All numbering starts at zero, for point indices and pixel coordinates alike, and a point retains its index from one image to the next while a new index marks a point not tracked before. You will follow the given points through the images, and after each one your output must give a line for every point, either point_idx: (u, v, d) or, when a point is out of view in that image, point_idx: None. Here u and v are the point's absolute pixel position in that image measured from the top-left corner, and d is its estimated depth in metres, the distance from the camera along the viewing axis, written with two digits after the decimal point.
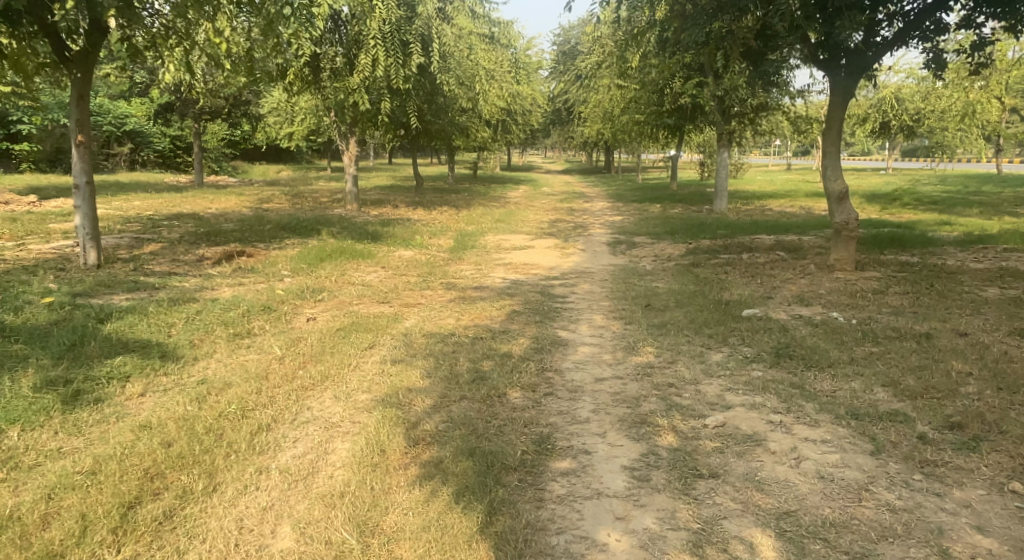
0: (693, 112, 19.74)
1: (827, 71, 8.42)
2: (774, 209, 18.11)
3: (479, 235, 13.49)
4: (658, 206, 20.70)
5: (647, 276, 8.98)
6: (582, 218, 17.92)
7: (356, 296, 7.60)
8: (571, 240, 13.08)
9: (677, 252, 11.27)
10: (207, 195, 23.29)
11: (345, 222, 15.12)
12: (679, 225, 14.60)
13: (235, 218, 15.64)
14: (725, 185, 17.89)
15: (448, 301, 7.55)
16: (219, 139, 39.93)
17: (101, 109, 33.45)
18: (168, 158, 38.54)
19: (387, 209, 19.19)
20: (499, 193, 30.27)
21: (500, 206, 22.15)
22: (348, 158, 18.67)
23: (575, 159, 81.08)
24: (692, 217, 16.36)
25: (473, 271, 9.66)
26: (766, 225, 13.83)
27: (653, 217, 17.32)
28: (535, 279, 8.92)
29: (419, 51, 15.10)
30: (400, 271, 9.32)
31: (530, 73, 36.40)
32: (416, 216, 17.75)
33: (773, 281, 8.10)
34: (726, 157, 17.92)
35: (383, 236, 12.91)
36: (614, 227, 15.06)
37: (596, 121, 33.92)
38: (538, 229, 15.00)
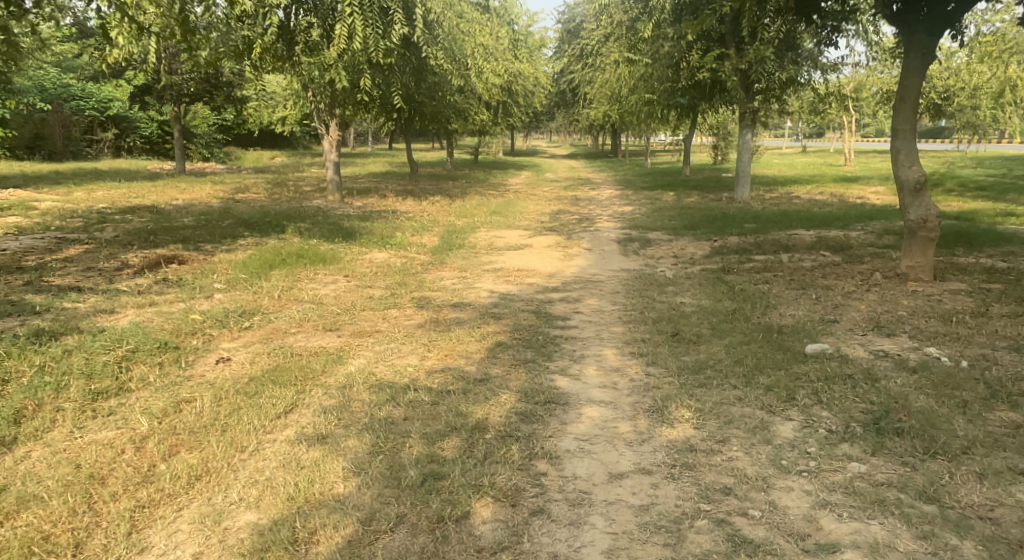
0: (710, 89, 17.94)
1: (901, 26, 6.63)
2: (801, 197, 16.42)
3: (473, 231, 11.88)
4: (671, 194, 19.00)
5: (669, 288, 7.28)
6: (588, 208, 16.24)
7: (298, 320, 5.90)
8: (576, 235, 11.43)
9: (700, 253, 9.61)
10: (183, 183, 21.64)
11: (320, 215, 13.50)
12: (698, 218, 12.95)
13: (198, 211, 14.01)
14: (748, 170, 16.19)
15: (417, 327, 5.89)
16: (208, 124, 38.23)
17: (83, 93, 31.79)
18: (155, 143, 36.91)
19: (375, 200, 17.57)
20: (500, 180, 28.57)
21: (500, 195, 20.52)
22: (330, 143, 16.98)
23: (581, 142, 78.93)
24: (711, 208, 14.67)
25: (455, 279, 8.00)
26: (799, 218, 12.16)
27: (667, 207, 15.67)
28: (531, 291, 7.29)
29: (402, 20, 13.38)
30: (367, 280, 7.67)
31: (532, 51, 34.54)
32: (405, 208, 16.09)
33: (831, 296, 6.39)
34: (748, 140, 16.19)
35: (361, 233, 11.28)
36: (624, 220, 13.42)
37: (603, 102, 32.05)
38: (538, 222, 13.31)
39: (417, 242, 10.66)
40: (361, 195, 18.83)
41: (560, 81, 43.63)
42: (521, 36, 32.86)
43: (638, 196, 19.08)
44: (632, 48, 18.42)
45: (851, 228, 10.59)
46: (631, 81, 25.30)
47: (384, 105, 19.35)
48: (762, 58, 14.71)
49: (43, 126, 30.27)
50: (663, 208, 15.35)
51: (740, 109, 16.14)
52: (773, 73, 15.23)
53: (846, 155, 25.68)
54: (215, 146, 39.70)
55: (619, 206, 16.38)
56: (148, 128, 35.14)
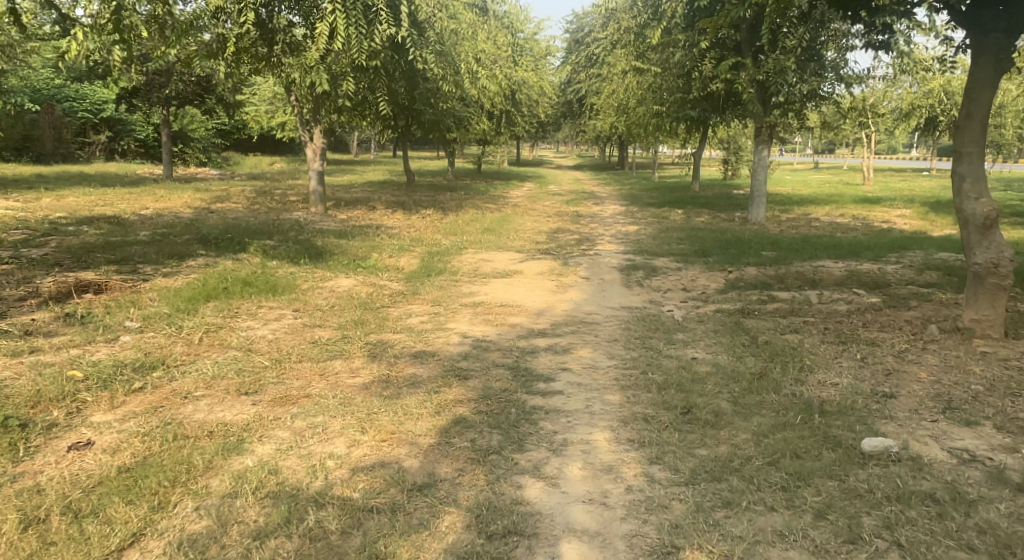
0: (723, 101, 16.71)
1: (972, 30, 5.46)
2: (821, 220, 15.24)
3: (460, 252, 10.72)
4: (679, 212, 17.81)
5: (679, 337, 6.06)
6: (589, 226, 15.08)
7: (210, 376, 4.67)
8: (574, 260, 10.24)
9: (713, 289, 8.41)
10: (164, 190, 20.48)
11: (296, 230, 12.37)
12: (709, 242, 11.78)
13: (164, 222, 12.86)
14: (764, 190, 14.99)
15: (360, 389, 4.67)
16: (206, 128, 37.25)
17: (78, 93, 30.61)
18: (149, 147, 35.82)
19: (362, 213, 16.45)
20: (500, 192, 27.45)
21: (498, 209, 19.39)
22: (314, 151, 15.75)
23: (588, 153, 77.99)
24: (723, 230, 13.49)
25: (426, 316, 6.80)
26: (821, 246, 10.97)
27: (675, 227, 14.51)
28: (513, 335, 6.10)
29: (389, 21, 12.33)
30: (319, 316, 6.47)
31: (537, 60, 33.53)
32: (393, 222, 14.96)
33: (880, 357, 5.17)
34: (764, 157, 15.00)
35: (334, 253, 10.12)
36: (627, 243, 12.22)
37: (610, 113, 30.89)
38: (533, 243, 12.14)
39: (395, 266, 9.50)
40: (349, 207, 17.72)
41: (566, 91, 42.51)
42: (525, 44, 31.74)
43: (644, 213, 17.92)
44: (641, 56, 17.24)
45: (883, 261, 9.40)
46: (639, 92, 24.11)
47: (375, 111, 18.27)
48: (782, 69, 13.56)
49: (32, 127, 29.19)
50: (670, 229, 14.19)
51: (756, 123, 14.96)
52: (793, 85, 14.04)
53: (864, 173, 24.50)
54: (212, 151, 38.67)
55: (624, 225, 15.21)
56: (144, 131, 34.11)
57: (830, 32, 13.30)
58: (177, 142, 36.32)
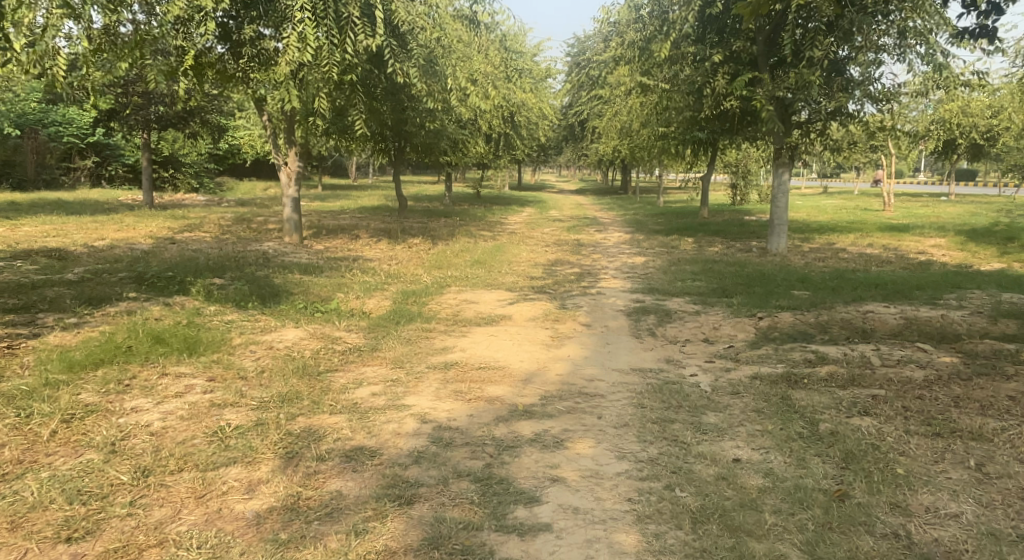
0: (737, 120, 15.27)
1: None
2: (848, 251, 13.83)
3: (441, 291, 9.27)
4: (689, 241, 16.41)
5: (711, 420, 4.56)
6: (592, 257, 13.67)
7: (24, 504, 3.28)
8: (574, 301, 8.78)
9: (741, 341, 6.92)
10: (136, 217, 19.09)
11: (261, 264, 10.99)
12: (729, 278, 10.34)
13: (115, 255, 11.50)
14: (785, 218, 13.60)
15: (249, 525, 3.21)
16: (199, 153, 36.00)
17: (64, 118, 29.48)
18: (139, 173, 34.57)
19: (344, 242, 15.09)
20: (498, 217, 26.07)
21: (494, 237, 18.00)
22: (288, 176, 14.05)
23: (591, 177, 76.97)
24: (742, 263, 12.09)
25: (382, 384, 5.30)
26: (859, 284, 9.52)
27: (686, 258, 13.10)
28: (490, 415, 4.62)
29: (367, 31, 11.04)
30: (237, 388, 4.97)
31: (538, 82, 32.37)
32: (375, 253, 13.59)
33: (1003, 466, 3.74)
34: (785, 182, 13.62)
35: (294, 294, 8.67)
36: (635, 278, 10.76)
37: (613, 136, 29.62)
38: (529, 279, 10.70)
39: (361, 309, 8.03)
40: (331, 235, 16.32)
41: (568, 114, 41.31)
42: (524, 65, 30.46)
43: (652, 242, 16.50)
44: (647, 73, 15.82)
45: (941, 304, 7.95)
46: (645, 113, 22.77)
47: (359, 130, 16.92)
48: (805, 84, 12.23)
49: (14, 152, 27.96)
50: (681, 260, 12.79)
51: (775, 144, 13.59)
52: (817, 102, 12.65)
53: (884, 199, 23.11)
54: (203, 175, 37.45)
55: (631, 256, 13.80)
56: (133, 156, 32.77)
57: (858, 43, 11.93)
58: (168, 167, 35.12)
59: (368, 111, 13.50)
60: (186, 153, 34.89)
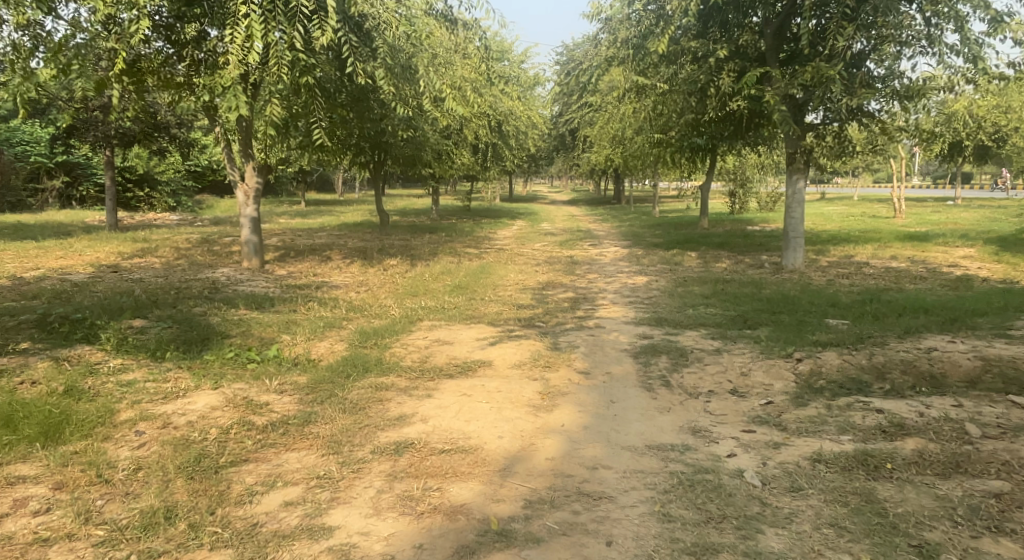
0: (745, 121, 13.85)
1: None
2: (871, 265, 12.48)
3: (410, 327, 7.79)
4: (693, 256, 14.97)
5: (771, 549, 3.19)
6: (588, 277, 12.21)
7: None
8: (567, 337, 7.33)
9: (781, 394, 5.49)
10: (90, 240, 17.48)
11: (206, 296, 9.52)
12: (747, 303, 8.94)
13: (42, 288, 10.03)
14: (801, 230, 12.19)
15: None
16: (176, 169, 34.36)
17: (30, 136, 27.81)
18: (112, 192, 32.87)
19: (312, 264, 13.64)
20: (486, 233, 24.59)
21: (480, 254, 16.56)
22: (245, 194, 12.55)
23: (583, 188, 75.72)
24: (759, 283, 10.68)
25: (305, 486, 3.81)
26: (903, 308, 8.13)
27: (692, 277, 11.71)
28: (449, 546, 3.25)
29: (326, 26, 9.64)
30: (86, 505, 3.52)
31: (525, 90, 30.99)
32: (344, 278, 12.13)
33: None
34: (801, 190, 12.16)
35: (230, 338, 7.16)
36: (638, 305, 9.31)
37: (606, 144, 28.25)
38: (516, 308, 9.24)
39: (306, 356, 6.55)
40: (299, 257, 14.86)
41: (559, 123, 39.91)
42: (511, 72, 29.09)
43: (651, 257, 15.11)
44: (641, 73, 14.40)
45: (1016, 336, 6.53)
46: (640, 118, 21.39)
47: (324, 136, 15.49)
48: (824, 78, 10.87)
49: None
50: (687, 280, 11.38)
51: (787, 148, 12.23)
52: (837, 99, 11.27)
53: (894, 205, 21.80)
54: (181, 193, 35.84)
55: (630, 275, 12.38)
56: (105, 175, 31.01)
57: (880, 35, 10.59)
58: (143, 185, 33.45)
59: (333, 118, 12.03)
60: (163, 170, 33.23)
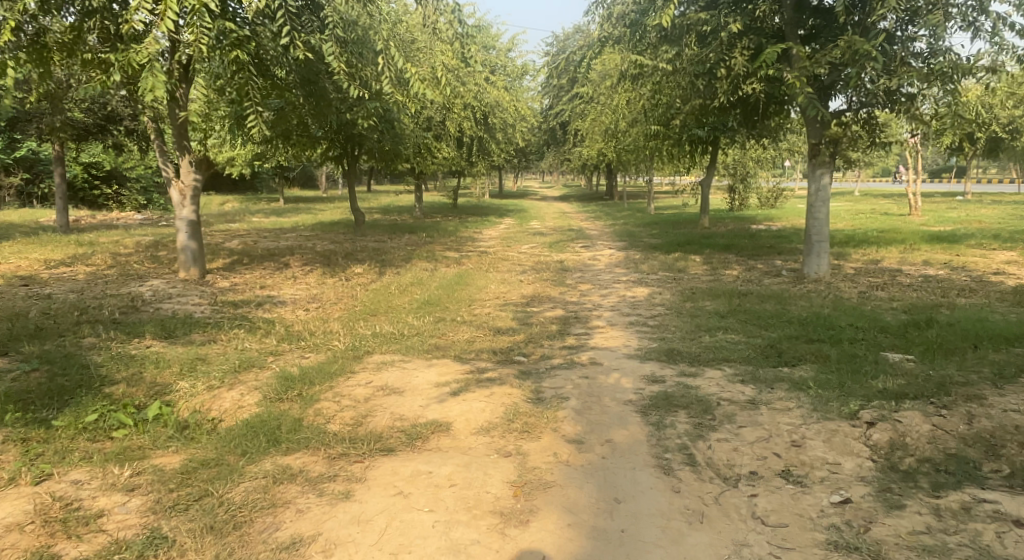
0: (757, 105, 12.20)
1: None
2: (904, 273, 10.87)
3: (353, 364, 6.11)
4: (697, 261, 13.35)
5: None
6: (581, 289, 10.56)
7: None
8: (554, 381, 5.68)
9: (857, 484, 3.90)
10: (25, 244, 15.62)
11: (117, 320, 7.82)
12: (775, 327, 7.30)
13: None
14: (825, 234, 10.57)
15: None
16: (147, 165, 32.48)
17: None
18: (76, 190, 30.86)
19: (265, 273, 11.95)
20: (471, 232, 22.92)
21: (460, 259, 14.86)
22: (180, 193, 10.76)
23: (573, 184, 74.09)
24: (781, 298, 9.08)
25: None
26: (974, 337, 6.52)
27: (701, 290, 10.08)
28: None
29: None
30: None
31: (513, 80, 29.27)
32: (298, 291, 10.44)
33: None
34: (826, 186, 10.50)
35: (110, 387, 5.43)
36: (641, 330, 7.67)
37: (598, 138, 26.60)
38: (494, 333, 7.58)
39: (199, 419, 4.87)
40: (253, 264, 13.13)
41: (549, 116, 38.22)
42: (497, 61, 27.36)
43: (650, 262, 13.47)
44: (638, 52, 12.69)
45: None
46: (636, 108, 19.77)
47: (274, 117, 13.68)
48: (858, 54, 9.25)
49: None
50: (695, 294, 9.75)
51: (809, 137, 10.53)
52: (871, 81, 9.66)
53: (909, 201, 20.26)
54: (152, 189, 33.96)
55: (629, 286, 10.74)
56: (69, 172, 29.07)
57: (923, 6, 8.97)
58: (110, 183, 31.46)
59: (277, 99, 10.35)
60: (132, 165, 31.31)
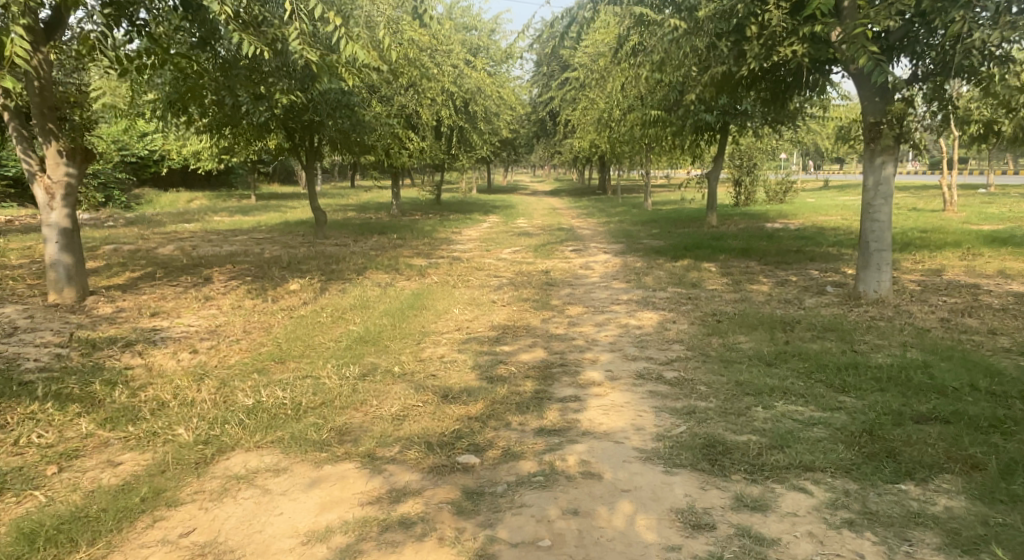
0: (791, 75, 9.71)
1: None
2: (985, 290, 8.48)
3: (184, 484, 3.66)
4: (714, 271, 10.95)
5: None
6: (572, 315, 8.13)
7: None
8: (518, 527, 3.28)
9: None
10: None
11: None
12: (859, 393, 4.89)
13: None
14: (886, 240, 8.11)
15: None
16: (106, 160, 29.92)
17: None
18: None
19: (172, 293, 9.46)
20: (449, 232, 20.49)
21: (427, 268, 12.40)
22: (46, 191, 8.26)
23: (565, 177, 71.91)
24: (844, 332, 6.68)
25: None
26: None
27: (729, 317, 7.67)
28: None
29: None
30: None
31: (498, 65, 26.82)
32: (199, 320, 7.97)
33: None
34: (888, 179, 8.04)
35: None
36: (656, 391, 5.26)
37: (590, 128, 24.19)
38: (439, 400, 5.11)
39: None
40: (165, 278, 10.63)
41: (538, 105, 35.80)
42: (481, 44, 24.90)
43: (655, 273, 11.04)
44: (640, 13, 10.28)
45: None
46: (634, 90, 17.35)
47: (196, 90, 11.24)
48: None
49: None
50: (722, 325, 7.33)
51: (867, 115, 8.10)
52: (960, 41, 7.22)
53: (944, 194, 17.92)
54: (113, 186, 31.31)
55: (632, 310, 8.33)
56: (18, 168, 25.46)
57: None
58: None
59: (160, 61, 7.83)
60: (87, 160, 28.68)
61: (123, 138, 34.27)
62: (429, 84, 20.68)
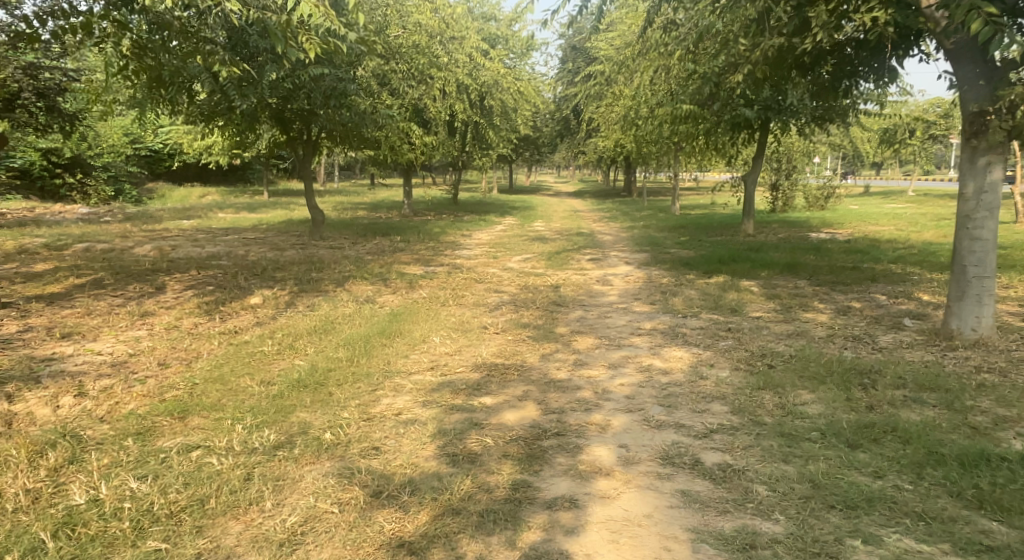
0: (860, 51, 7.90)
1: None
2: None
3: None
4: (755, 292, 9.20)
5: None
6: (578, 350, 6.46)
7: None
8: None
9: None
10: None
11: None
12: (1014, 526, 3.27)
13: None
14: (990, 265, 6.28)
15: None
16: (115, 153, 28.83)
17: None
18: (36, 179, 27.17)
19: (105, 307, 7.91)
20: (459, 234, 18.91)
21: (421, 279, 10.78)
22: None
23: (590, 179, 70.17)
24: (947, 393, 4.92)
25: None
26: None
27: (784, 362, 5.94)
28: None
29: None
30: None
31: (519, 59, 25.19)
32: (113, 346, 6.40)
33: None
34: (995, 187, 6.21)
35: None
36: (690, 492, 3.58)
37: (616, 125, 22.46)
38: (366, 500, 3.48)
39: None
40: (111, 287, 9.15)
41: (562, 103, 34.10)
42: (499, 33, 23.29)
43: (686, 293, 9.31)
44: None
45: None
46: (664, 81, 15.59)
47: (156, 62, 9.81)
48: None
49: None
50: (776, 373, 5.61)
51: (968, 101, 6.29)
52: None
53: (1014, 204, 15.91)
54: (122, 180, 30.24)
55: (657, 344, 6.65)
56: (23, 159, 25.94)
57: None
58: (74, 171, 27.79)
59: None
60: (95, 152, 27.64)
61: (135, 131, 33.22)
62: (440, 74, 19.08)
